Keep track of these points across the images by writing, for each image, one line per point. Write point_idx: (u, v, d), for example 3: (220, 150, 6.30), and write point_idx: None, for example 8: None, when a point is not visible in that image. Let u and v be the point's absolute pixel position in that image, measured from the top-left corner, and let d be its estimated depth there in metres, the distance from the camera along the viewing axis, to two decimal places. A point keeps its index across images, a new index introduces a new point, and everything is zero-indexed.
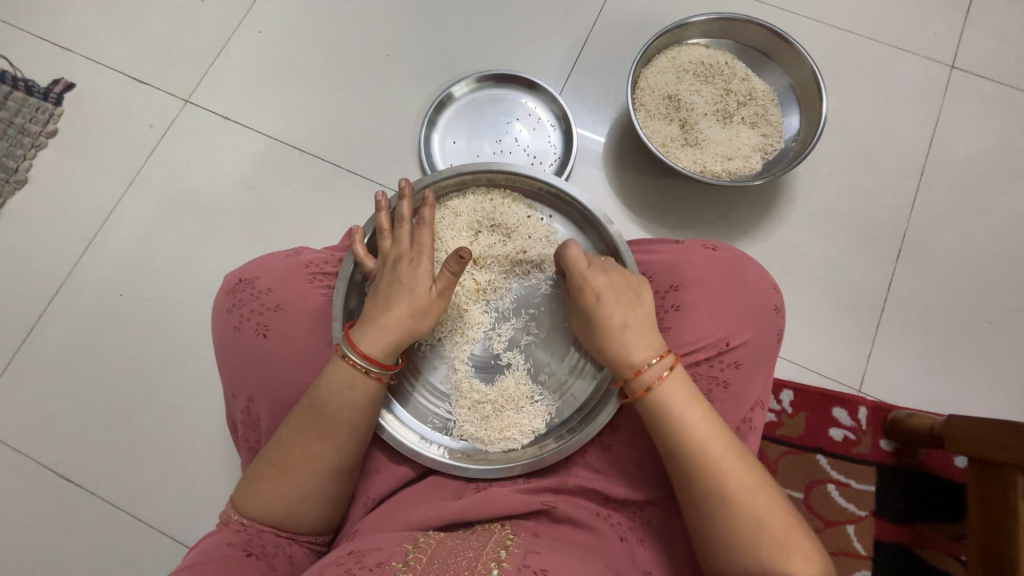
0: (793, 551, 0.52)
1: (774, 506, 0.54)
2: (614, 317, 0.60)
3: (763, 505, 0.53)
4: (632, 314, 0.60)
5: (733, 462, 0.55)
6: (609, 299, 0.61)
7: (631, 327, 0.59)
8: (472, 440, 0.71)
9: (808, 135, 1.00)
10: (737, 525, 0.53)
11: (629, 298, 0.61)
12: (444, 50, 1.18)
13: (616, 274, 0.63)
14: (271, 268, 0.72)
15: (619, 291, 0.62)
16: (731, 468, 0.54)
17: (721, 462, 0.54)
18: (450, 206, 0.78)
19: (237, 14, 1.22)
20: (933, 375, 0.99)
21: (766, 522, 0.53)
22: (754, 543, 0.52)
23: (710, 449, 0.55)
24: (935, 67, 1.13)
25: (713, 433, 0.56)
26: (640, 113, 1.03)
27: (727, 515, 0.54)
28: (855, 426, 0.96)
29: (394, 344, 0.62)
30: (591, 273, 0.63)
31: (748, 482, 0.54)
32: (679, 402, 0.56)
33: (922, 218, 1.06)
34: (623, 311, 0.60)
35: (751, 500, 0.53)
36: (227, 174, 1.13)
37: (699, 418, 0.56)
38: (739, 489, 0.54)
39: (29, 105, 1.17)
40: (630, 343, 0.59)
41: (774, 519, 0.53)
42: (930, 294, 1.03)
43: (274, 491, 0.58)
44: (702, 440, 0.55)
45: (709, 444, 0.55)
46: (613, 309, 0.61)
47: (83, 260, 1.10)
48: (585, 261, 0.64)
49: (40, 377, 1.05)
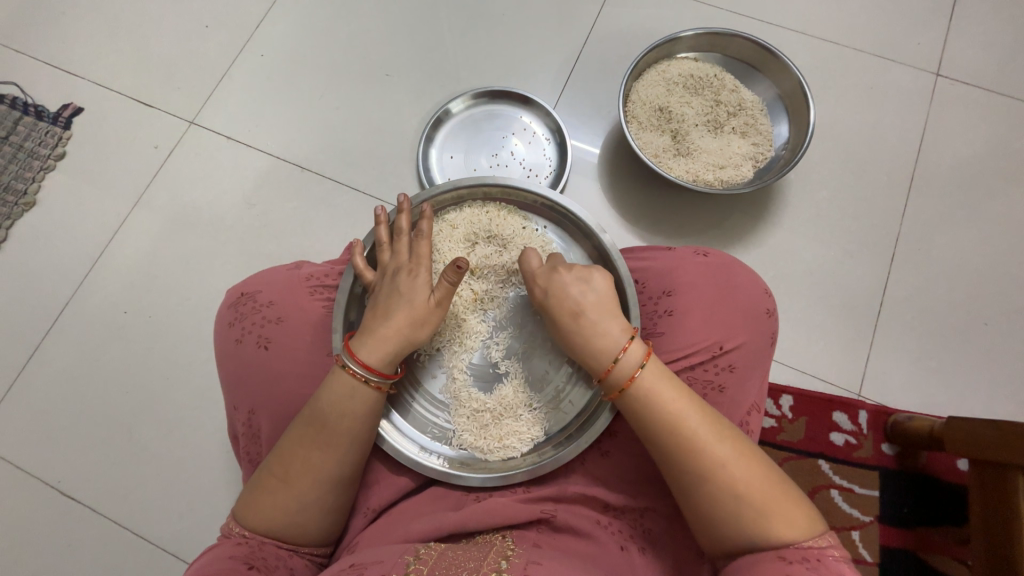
0: (780, 517, 0.50)
1: (757, 474, 0.52)
2: (569, 308, 0.63)
3: (743, 474, 0.52)
4: (585, 300, 0.63)
5: (707, 436, 0.54)
6: (562, 290, 0.64)
7: (586, 314, 0.62)
8: (471, 449, 0.71)
9: (797, 143, 1.02)
10: (719, 499, 0.52)
11: (581, 286, 0.64)
12: (441, 68, 1.21)
13: (568, 265, 0.66)
14: (272, 282, 0.74)
15: (568, 279, 0.64)
16: (707, 442, 0.54)
17: (696, 437, 0.54)
18: (448, 218, 0.80)
19: (240, 39, 1.26)
20: (931, 377, 1.00)
21: (747, 492, 0.52)
22: (738, 514, 0.51)
23: (682, 425, 0.55)
24: (921, 76, 1.15)
25: (684, 409, 0.55)
26: (633, 125, 1.06)
27: (707, 488, 0.53)
28: (856, 431, 0.95)
29: (393, 354, 0.63)
30: (545, 268, 0.67)
31: (724, 455, 0.53)
32: (648, 383, 0.57)
33: (914, 222, 1.07)
34: (576, 298, 0.63)
35: (730, 471, 0.53)
36: (230, 193, 1.16)
37: (669, 395, 0.56)
38: (717, 462, 0.53)
39: (38, 129, 1.20)
40: (587, 334, 0.61)
41: (757, 489, 0.52)
42: (925, 297, 1.04)
43: (276, 503, 0.59)
44: (673, 416, 0.55)
45: (681, 419, 0.55)
46: (567, 299, 0.63)
47: (89, 278, 1.12)
48: (538, 261, 0.68)
49: (44, 394, 1.06)
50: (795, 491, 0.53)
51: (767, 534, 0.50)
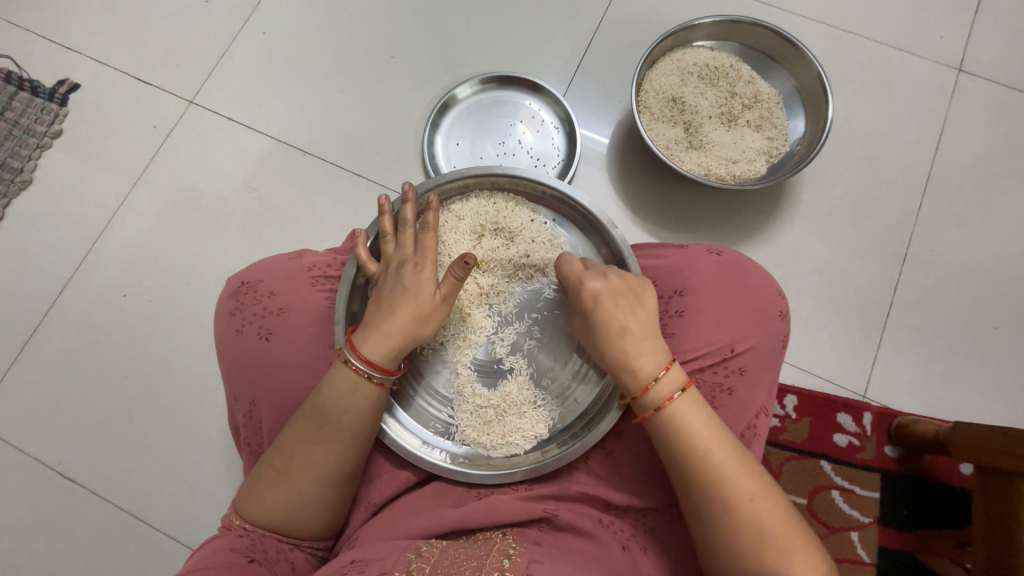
0: (798, 555, 0.51)
1: (778, 512, 0.53)
2: (614, 322, 0.60)
3: (766, 511, 0.53)
4: (632, 316, 0.60)
5: (733, 468, 0.54)
6: (608, 304, 0.61)
7: (631, 331, 0.60)
8: (474, 445, 0.71)
9: (813, 138, 0.99)
10: (739, 532, 0.53)
11: (628, 302, 0.61)
12: (448, 51, 1.17)
13: (617, 276, 0.63)
14: (273, 271, 0.72)
15: (617, 294, 0.62)
16: (733, 476, 0.54)
17: (723, 470, 0.54)
18: (453, 209, 0.78)
19: (240, 15, 1.22)
20: (939, 381, 0.99)
21: (769, 528, 0.52)
22: (754, 547, 0.52)
23: (712, 458, 0.55)
24: (942, 70, 1.12)
25: (715, 442, 0.55)
26: (644, 115, 1.03)
27: (729, 521, 0.53)
28: (860, 432, 0.95)
29: (397, 349, 0.62)
30: (589, 276, 0.64)
31: (748, 487, 0.54)
32: (681, 410, 0.56)
33: (928, 222, 1.05)
34: (624, 313, 0.60)
35: (754, 506, 0.53)
36: (230, 176, 1.13)
37: (700, 425, 0.56)
38: (742, 497, 0.53)
39: (33, 105, 1.17)
40: (628, 350, 0.59)
41: (778, 526, 0.52)
42: (936, 300, 1.02)
43: (277, 496, 0.58)
44: (702, 447, 0.55)
45: (711, 452, 0.55)
46: (611, 314, 0.61)
47: (87, 260, 1.10)
48: (582, 267, 0.66)
49: (43, 376, 1.05)
50: (809, 530, 0.54)
51: (785, 572, 0.50)
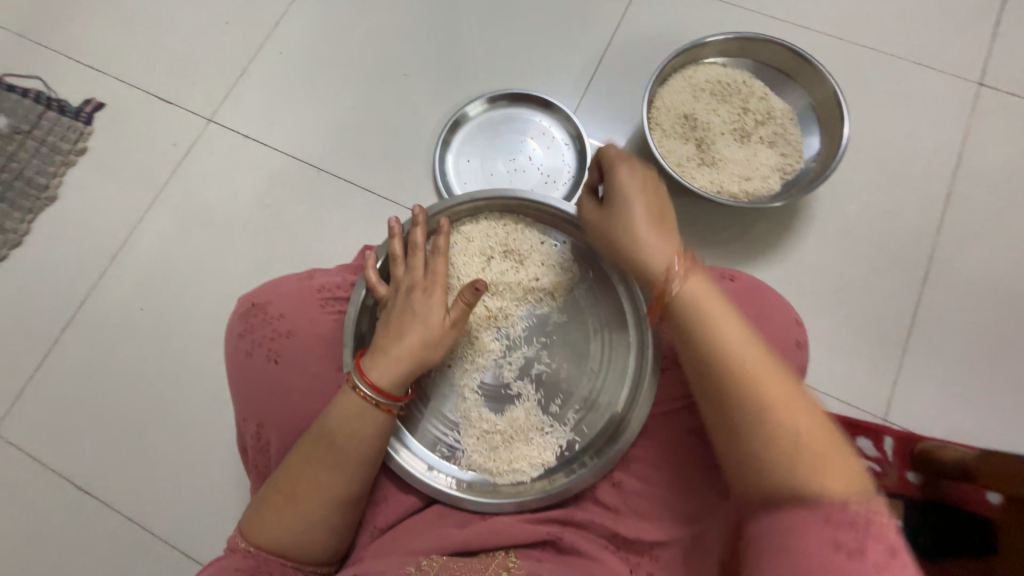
0: (832, 471, 0.45)
1: (816, 423, 0.48)
2: (637, 215, 0.63)
3: (806, 424, 0.48)
4: (652, 209, 0.64)
5: (767, 368, 0.51)
6: (632, 196, 0.64)
7: (654, 225, 0.63)
8: (481, 471, 0.70)
9: (829, 155, 0.97)
10: (771, 440, 0.47)
11: (651, 198, 0.65)
12: (459, 68, 1.19)
13: (644, 174, 0.67)
14: (282, 293, 0.73)
15: (650, 194, 0.65)
16: (769, 375, 0.50)
17: (758, 371, 0.51)
18: (463, 231, 0.79)
19: (259, 35, 1.25)
20: (963, 404, 0.95)
21: (803, 435, 0.47)
22: (786, 453, 0.46)
23: (747, 357, 0.52)
24: (962, 84, 1.10)
25: (752, 350, 0.52)
26: (656, 132, 1.02)
27: (760, 422, 0.48)
28: (880, 458, 0.92)
29: (403, 376, 0.62)
30: (623, 162, 0.66)
31: (783, 391, 0.50)
32: (710, 305, 0.55)
33: (949, 239, 1.02)
34: (647, 213, 0.63)
35: (788, 409, 0.48)
36: (246, 191, 1.16)
37: (733, 326, 0.54)
38: (777, 396, 0.49)
39: (60, 124, 1.21)
40: (647, 236, 0.62)
41: (814, 434, 0.47)
42: (959, 320, 0.99)
43: (282, 519, 0.58)
44: (734, 343, 0.52)
45: (745, 352, 0.52)
46: (637, 213, 0.63)
47: (106, 273, 1.13)
48: (622, 163, 0.66)
49: (62, 388, 1.07)
50: (853, 461, 0.47)
51: (817, 482, 0.44)
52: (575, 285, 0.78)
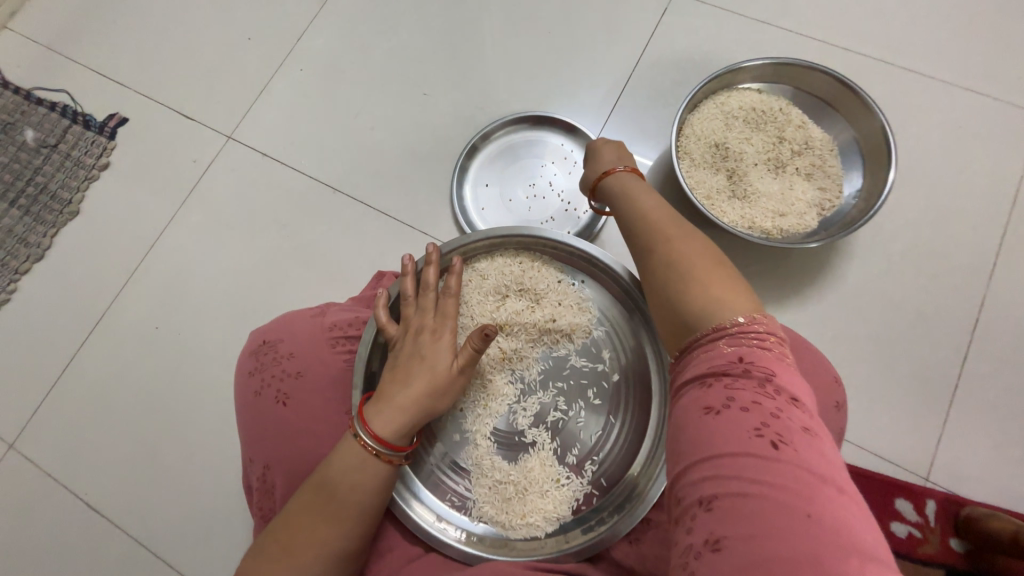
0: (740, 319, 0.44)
1: (735, 285, 0.48)
2: (605, 156, 0.70)
3: (735, 298, 0.46)
4: (622, 156, 0.70)
5: (694, 242, 0.52)
6: (603, 145, 0.72)
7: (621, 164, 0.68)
8: (492, 523, 0.67)
9: (872, 191, 0.91)
10: (697, 309, 0.47)
11: (623, 150, 0.71)
12: (481, 88, 1.15)
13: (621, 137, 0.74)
14: (294, 331, 0.71)
15: (622, 152, 0.70)
16: (695, 249, 0.51)
17: (691, 253, 0.51)
18: (477, 268, 0.76)
19: (281, 52, 1.24)
20: (1015, 466, 0.88)
21: (718, 289, 0.47)
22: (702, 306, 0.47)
23: (675, 244, 0.52)
24: (1022, 115, 1.01)
25: (686, 236, 0.53)
26: (684, 161, 0.97)
27: (687, 293, 0.48)
28: (922, 522, 0.85)
29: (409, 425, 0.59)
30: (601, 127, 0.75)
31: (706, 258, 0.50)
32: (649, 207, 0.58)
33: (1004, 283, 0.95)
34: (617, 156, 0.70)
35: (706, 270, 0.49)
36: (262, 210, 1.15)
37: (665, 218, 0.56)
38: (695, 262, 0.50)
39: (85, 138, 1.22)
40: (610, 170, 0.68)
41: (729, 291, 0.47)
42: (1013, 372, 0.91)
43: (275, 573, 0.54)
44: (665, 229, 0.54)
45: (677, 241, 0.52)
46: (604, 154, 0.70)
47: (124, 289, 1.13)
48: None
49: (77, 403, 1.08)
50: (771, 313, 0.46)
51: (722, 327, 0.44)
52: (594, 326, 0.74)
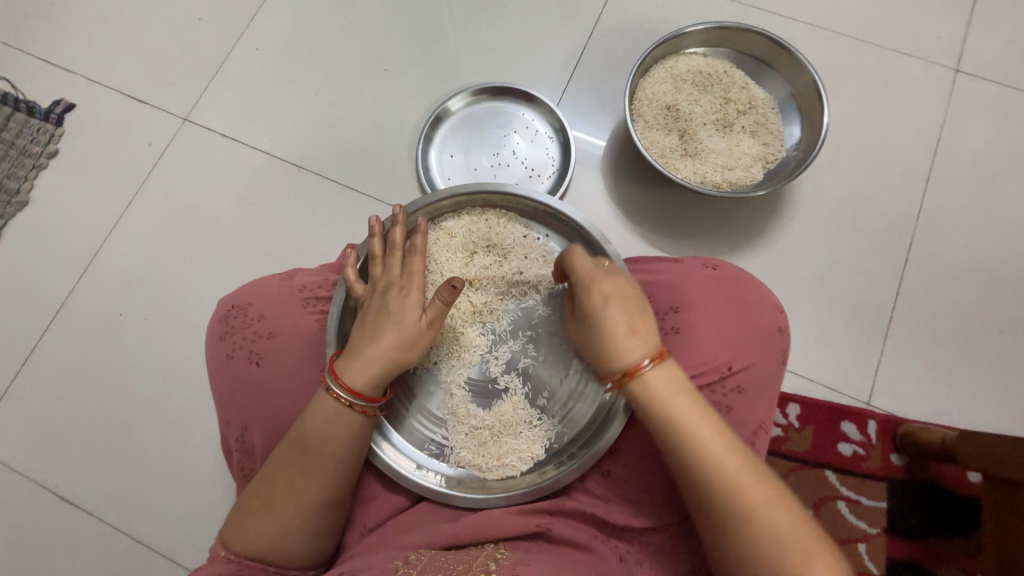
0: (814, 563, 0.49)
1: (791, 516, 0.51)
2: (619, 324, 0.57)
3: (784, 520, 0.51)
4: (630, 319, 0.58)
5: (745, 475, 0.53)
6: (614, 308, 0.58)
7: (635, 333, 0.57)
8: (469, 467, 0.70)
9: (810, 143, 0.98)
10: (761, 544, 0.51)
11: (634, 306, 0.59)
12: (441, 62, 1.17)
13: (622, 281, 0.60)
14: (263, 294, 0.72)
15: (634, 316, 0.58)
16: (748, 481, 0.52)
17: (735, 475, 0.53)
18: (445, 227, 0.78)
19: (234, 32, 1.22)
20: (945, 387, 0.97)
21: (786, 534, 0.50)
22: (773, 557, 0.50)
23: (724, 462, 0.53)
24: (939, 71, 1.11)
25: (725, 447, 0.54)
26: (638, 123, 1.02)
27: (746, 530, 0.51)
28: (865, 441, 0.93)
29: (380, 378, 0.61)
30: (597, 275, 0.61)
31: (765, 493, 0.52)
32: (688, 413, 0.55)
33: (929, 224, 1.04)
34: (626, 318, 0.58)
35: (768, 511, 0.51)
36: (226, 191, 1.13)
37: (711, 433, 0.54)
38: (756, 502, 0.52)
39: (30, 126, 1.17)
40: (622, 349, 0.57)
41: (790, 527, 0.51)
42: (939, 304, 1.01)
43: (262, 524, 0.57)
44: (717, 456, 0.53)
45: (722, 456, 0.53)
46: (617, 319, 0.58)
47: (83, 278, 1.10)
48: (592, 267, 0.62)
49: (40, 396, 1.04)
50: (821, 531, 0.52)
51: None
52: None
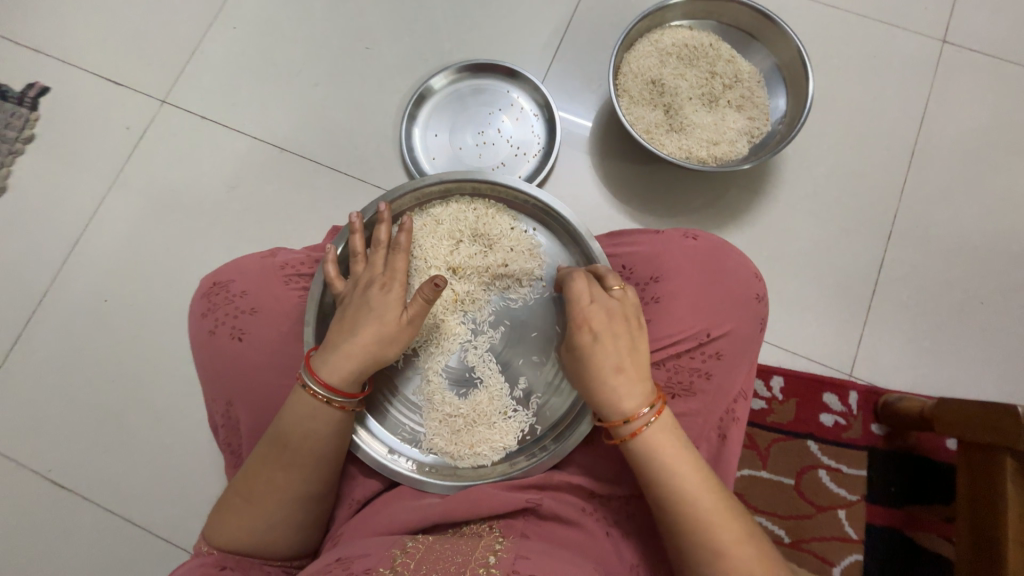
0: None
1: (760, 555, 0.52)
2: (610, 361, 0.56)
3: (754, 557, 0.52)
4: (619, 355, 0.57)
5: (717, 513, 0.53)
6: (608, 346, 0.57)
7: (625, 370, 0.56)
8: (441, 454, 0.71)
9: (795, 117, 0.97)
10: None
11: (626, 344, 0.57)
12: (424, 39, 1.15)
13: (619, 310, 0.59)
14: (245, 271, 0.72)
15: (631, 359, 0.57)
16: (720, 520, 0.53)
17: (707, 514, 0.53)
18: (432, 213, 0.78)
19: (211, 10, 1.19)
20: (927, 358, 0.99)
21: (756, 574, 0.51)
22: None
23: (697, 500, 0.53)
24: (927, 43, 1.10)
25: (699, 486, 0.54)
26: (624, 99, 1.01)
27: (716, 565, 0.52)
28: (846, 411, 0.95)
29: (359, 372, 0.61)
30: (593, 307, 0.59)
31: (735, 532, 0.52)
32: (669, 454, 0.55)
33: (914, 198, 1.04)
34: (618, 355, 0.57)
35: (739, 551, 0.52)
36: (208, 175, 1.12)
37: (686, 471, 0.54)
38: (729, 542, 0.52)
39: (3, 110, 1.15)
40: (619, 389, 0.56)
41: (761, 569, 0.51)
42: (923, 276, 1.02)
43: (242, 521, 0.57)
44: (689, 491, 0.53)
45: (695, 496, 0.53)
46: (609, 356, 0.57)
47: (65, 265, 1.09)
48: (587, 296, 0.60)
49: (28, 383, 1.04)
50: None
51: None
52: (543, 270, 0.77)
